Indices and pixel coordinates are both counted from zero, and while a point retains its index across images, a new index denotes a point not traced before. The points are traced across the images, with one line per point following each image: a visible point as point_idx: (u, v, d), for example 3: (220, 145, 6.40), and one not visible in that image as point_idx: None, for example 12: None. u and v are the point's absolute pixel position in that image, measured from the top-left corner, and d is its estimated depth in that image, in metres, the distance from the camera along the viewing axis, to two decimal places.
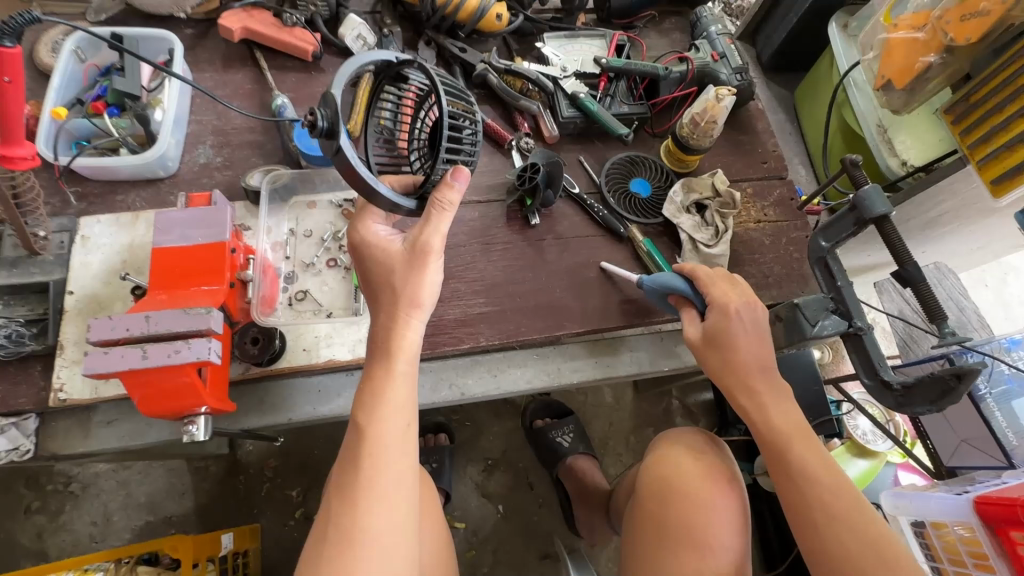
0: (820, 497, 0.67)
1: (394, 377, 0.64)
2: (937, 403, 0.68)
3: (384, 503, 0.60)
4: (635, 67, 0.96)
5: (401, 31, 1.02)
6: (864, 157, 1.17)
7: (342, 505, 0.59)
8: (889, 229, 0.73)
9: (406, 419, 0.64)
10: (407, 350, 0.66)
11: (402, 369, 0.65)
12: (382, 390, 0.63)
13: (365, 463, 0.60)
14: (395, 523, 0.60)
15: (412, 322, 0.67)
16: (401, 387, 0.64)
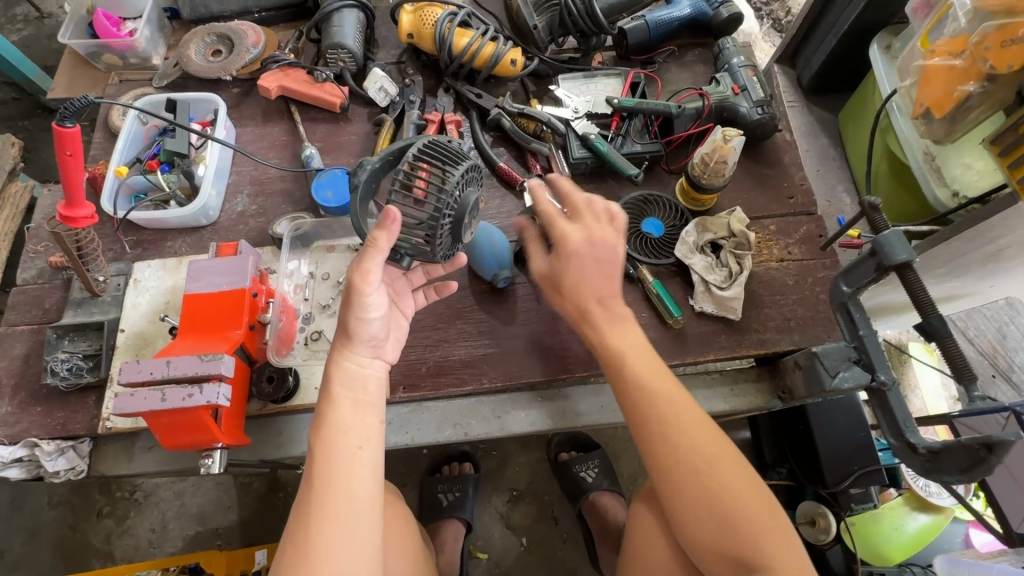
0: (719, 524, 0.66)
1: (336, 402, 0.69)
2: (967, 473, 0.61)
3: (337, 523, 0.64)
4: (647, 105, 0.95)
5: (422, 79, 1.07)
6: (913, 187, 1.09)
7: (298, 525, 0.64)
8: (912, 277, 0.67)
9: (354, 442, 0.68)
10: (348, 376, 0.70)
11: (346, 395, 0.69)
12: (327, 415, 0.68)
13: (315, 483, 0.65)
14: (347, 539, 0.64)
15: (355, 352, 0.71)
16: (343, 411, 0.68)
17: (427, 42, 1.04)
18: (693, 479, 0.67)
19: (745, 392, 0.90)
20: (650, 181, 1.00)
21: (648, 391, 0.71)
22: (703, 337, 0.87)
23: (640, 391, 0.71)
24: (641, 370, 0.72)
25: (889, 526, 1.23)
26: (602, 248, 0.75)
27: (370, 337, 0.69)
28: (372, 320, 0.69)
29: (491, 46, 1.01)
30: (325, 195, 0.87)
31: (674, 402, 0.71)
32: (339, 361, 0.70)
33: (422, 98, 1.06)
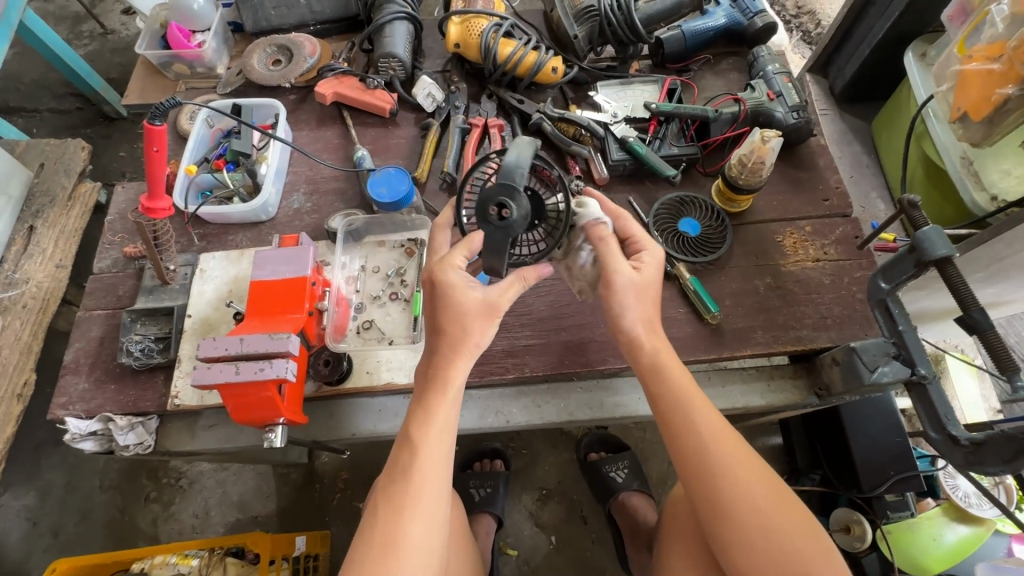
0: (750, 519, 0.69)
1: (442, 404, 0.72)
2: (1011, 463, 0.62)
3: (424, 514, 0.68)
4: (685, 110, 0.99)
5: (467, 86, 1.13)
6: (951, 192, 1.09)
7: (388, 512, 0.68)
8: (952, 272, 0.69)
9: (450, 440, 0.72)
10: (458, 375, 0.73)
11: (452, 396, 0.73)
12: (429, 413, 0.72)
13: (414, 477, 0.69)
14: (434, 530, 0.69)
15: (464, 360, 0.74)
16: (449, 411, 0.72)
17: (473, 51, 1.10)
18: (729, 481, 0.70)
19: (781, 388, 0.91)
20: (687, 183, 1.03)
21: (696, 419, 0.73)
22: (740, 334, 0.89)
23: (692, 432, 0.73)
24: (693, 402, 0.74)
25: (926, 534, 1.19)
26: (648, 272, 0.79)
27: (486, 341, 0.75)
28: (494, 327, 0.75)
29: (534, 55, 1.07)
30: (379, 192, 0.92)
31: (708, 419, 0.74)
32: (449, 369, 0.73)
33: (467, 105, 1.12)
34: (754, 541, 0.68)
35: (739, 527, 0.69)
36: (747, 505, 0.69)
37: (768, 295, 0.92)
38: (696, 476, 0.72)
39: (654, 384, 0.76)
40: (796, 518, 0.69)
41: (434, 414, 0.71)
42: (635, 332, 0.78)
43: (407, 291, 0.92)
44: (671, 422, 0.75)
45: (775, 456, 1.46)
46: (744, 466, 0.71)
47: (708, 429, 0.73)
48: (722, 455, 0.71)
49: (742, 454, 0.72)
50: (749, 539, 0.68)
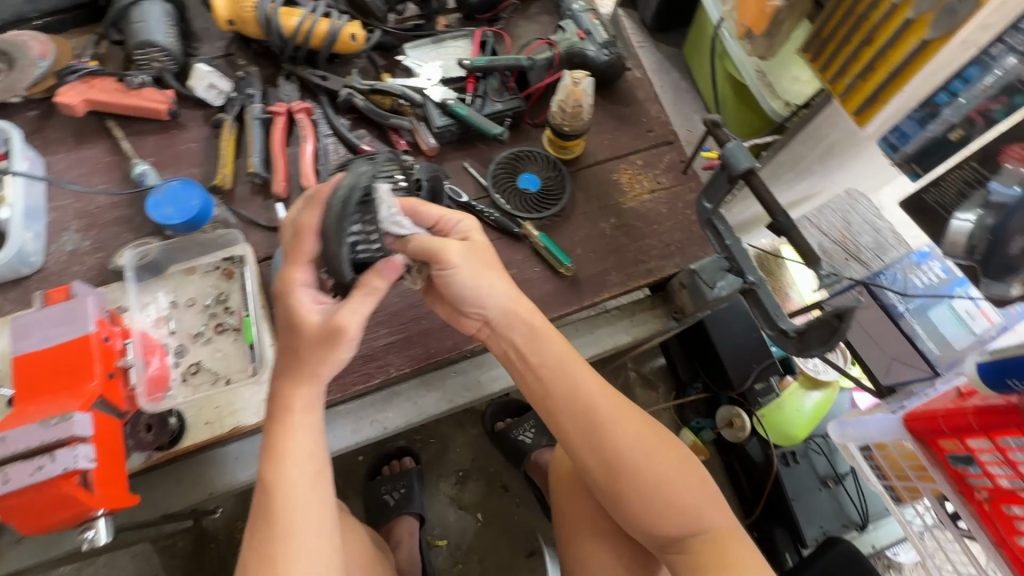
0: (651, 478, 0.71)
1: (293, 435, 0.64)
2: (828, 343, 0.69)
3: (302, 555, 0.60)
4: (499, 62, 0.94)
5: (258, 69, 0.98)
6: (752, 105, 1.19)
7: (260, 568, 0.59)
8: (756, 182, 0.73)
9: (314, 465, 0.64)
10: (304, 402, 0.65)
11: (300, 422, 0.65)
12: (280, 446, 0.63)
13: (281, 519, 0.61)
14: (319, 565, 0.61)
15: (307, 387, 0.65)
16: (300, 438, 0.64)
17: (252, 27, 0.95)
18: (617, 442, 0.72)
19: (642, 322, 0.94)
20: (520, 137, 0.99)
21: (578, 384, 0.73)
22: (595, 280, 0.90)
23: (576, 399, 0.73)
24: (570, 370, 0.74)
25: (791, 410, 1.35)
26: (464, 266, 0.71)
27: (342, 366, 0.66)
28: (343, 360, 0.65)
29: (326, 22, 0.94)
30: (166, 213, 0.76)
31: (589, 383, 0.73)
32: (292, 392, 0.65)
33: (264, 90, 0.97)
34: (650, 489, 0.71)
35: (637, 481, 0.71)
36: (639, 453, 0.71)
37: (615, 236, 0.93)
38: (589, 439, 0.72)
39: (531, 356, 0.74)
40: (674, 455, 0.73)
41: (283, 450, 0.63)
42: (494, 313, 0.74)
43: (234, 318, 0.80)
44: (555, 393, 0.74)
45: (663, 376, 1.56)
46: (625, 421, 0.73)
47: (591, 390, 0.73)
48: (609, 414, 0.73)
49: (617, 401, 0.74)
50: (645, 490, 0.71)
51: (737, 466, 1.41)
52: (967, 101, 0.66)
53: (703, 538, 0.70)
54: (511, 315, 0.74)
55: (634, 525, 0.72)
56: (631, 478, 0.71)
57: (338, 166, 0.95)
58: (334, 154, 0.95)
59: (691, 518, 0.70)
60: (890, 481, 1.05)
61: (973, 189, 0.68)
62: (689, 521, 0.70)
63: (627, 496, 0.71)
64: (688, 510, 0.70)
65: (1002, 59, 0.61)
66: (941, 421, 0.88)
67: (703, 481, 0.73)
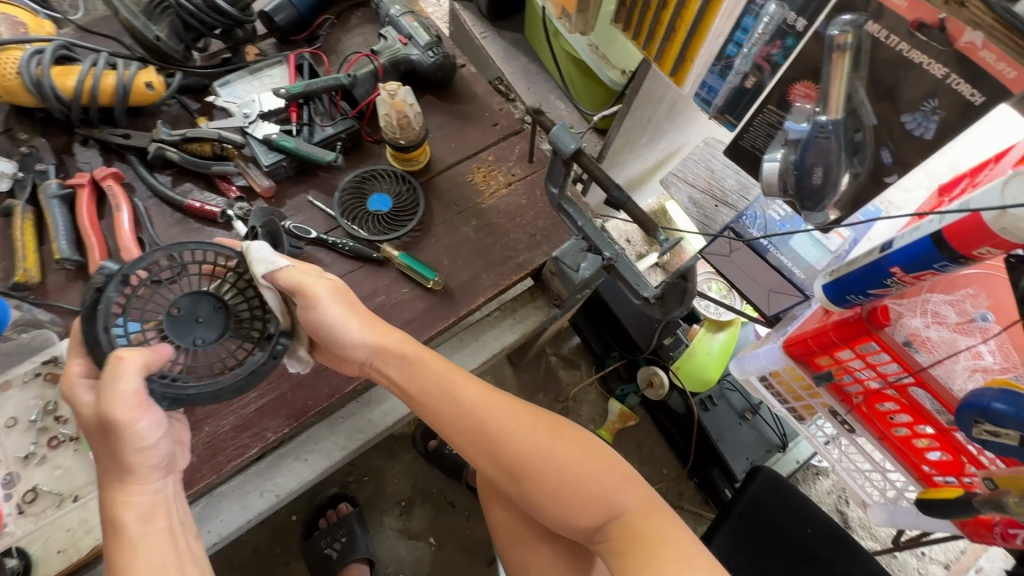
0: (554, 471, 0.69)
1: (137, 556, 0.56)
2: (684, 303, 0.72)
3: None
4: (317, 85, 0.89)
5: (47, 140, 0.87)
6: (594, 78, 1.21)
7: None
8: (587, 161, 0.74)
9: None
10: (137, 512, 0.58)
11: (137, 537, 0.57)
12: (128, 573, 0.55)
13: None
14: None
15: (134, 492, 0.59)
16: (147, 551, 0.57)
17: (24, 95, 0.84)
18: (513, 444, 0.70)
19: (528, 315, 0.93)
20: (362, 157, 0.94)
21: (462, 397, 0.71)
22: (468, 287, 0.88)
23: (465, 416, 0.71)
24: (451, 385, 0.71)
25: (702, 353, 1.41)
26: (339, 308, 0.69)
27: (161, 460, 0.60)
28: (158, 445, 0.59)
29: (112, 75, 0.85)
30: None
31: (473, 394, 0.72)
32: (118, 504, 0.58)
33: (59, 162, 0.87)
34: (556, 482, 0.69)
35: (542, 476, 0.69)
36: (537, 454, 0.70)
37: (480, 237, 0.92)
38: (486, 448, 0.71)
39: (410, 382, 0.72)
40: (574, 444, 0.71)
41: (129, 572, 0.55)
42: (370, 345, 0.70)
43: (68, 427, 0.71)
44: (443, 413, 0.72)
45: (582, 353, 1.59)
46: (513, 427, 0.70)
47: (475, 403, 0.71)
48: (498, 418, 0.71)
49: (504, 404, 0.72)
50: (551, 483, 0.69)
51: (665, 420, 1.47)
52: (750, 50, 0.69)
53: (621, 519, 0.68)
54: (389, 342, 0.71)
55: (554, 519, 0.71)
56: (536, 475, 0.69)
57: (166, 229, 0.86)
58: (159, 217, 0.86)
59: (603, 500, 0.68)
60: (792, 404, 1.12)
61: (776, 129, 0.73)
62: (602, 503, 0.68)
63: (539, 494, 0.70)
64: (599, 494, 0.69)
65: (766, 7, 0.65)
66: (810, 343, 0.94)
67: (608, 460, 0.71)
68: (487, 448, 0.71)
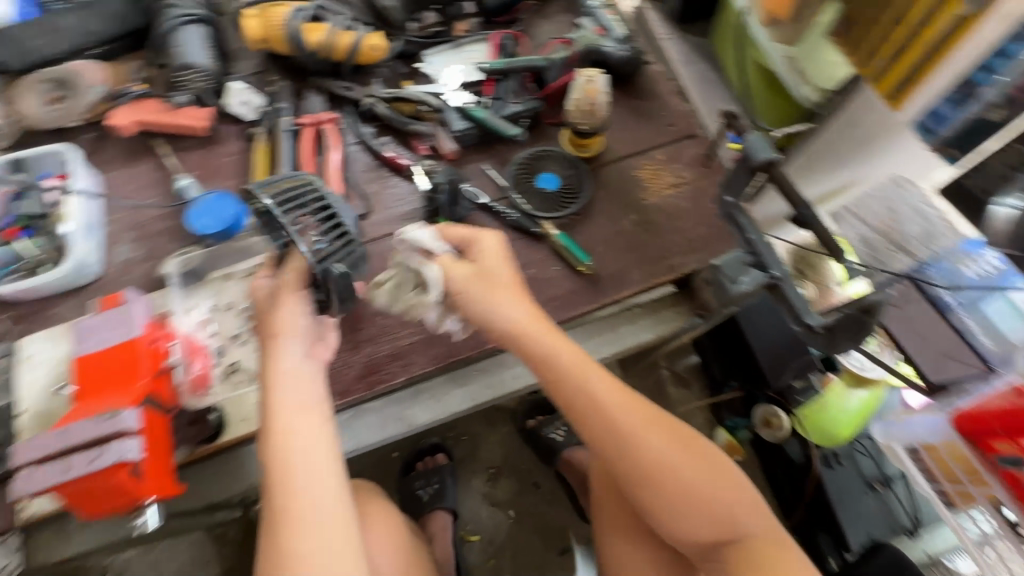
0: (684, 489, 0.69)
1: (280, 406, 0.66)
2: (859, 338, 0.67)
3: (306, 519, 0.61)
4: (516, 64, 0.96)
5: (288, 84, 1.03)
6: (782, 92, 1.14)
7: (269, 541, 0.61)
8: (780, 174, 0.71)
9: (306, 439, 0.65)
10: (289, 373, 0.67)
11: (283, 403, 0.65)
12: (271, 418, 0.65)
13: (285, 488, 0.62)
14: (323, 535, 0.61)
15: (283, 353, 0.68)
16: (285, 414, 0.65)
17: (281, 45, 1.00)
18: (645, 455, 0.69)
19: (667, 318, 0.93)
20: (539, 137, 1.00)
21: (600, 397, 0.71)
22: (616, 278, 0.90)
23: (601, 417, 0.70)
24: (590, 384, 0.71)
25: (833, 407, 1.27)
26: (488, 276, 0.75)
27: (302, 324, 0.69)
28: (301, 313, 0.69)
29: (349, 36, 0.98)
30: (204, 223, 0.86)
31: (612, 397, 0.71)
32: (275, 358, 0.67)
33: (293, 104, 1.02)
34: (683, 500, 0.69)
35: (671, 491, 0.69)
36: (669, 468, 0.70)
37: (636, 233, 0.92)
38: (618, 453, 0.70)
39: (548, 372, 0.72)
40: (702, 463, 0.71)
41: (281, 429, 0.64)
42: (515, 321, 0.72)
43: None
44: (577, 410, 0.71)
45: (697, 374, 1.53)
46: (648, 439, 0.70)
47: (613, 406, 0.71)
48: (633, 426, 0.70)
49: (640, 414, 0.72)
50: (678, 500, 0.69)
51: (775, 465, 1.37)
52: (1005, 80, 0.66)
53: (742, 543, 0.69)
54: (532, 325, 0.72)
55: (672, 534, 0.71)
56: (666, 489, 0.69)
57: (363, 173, 0.98)
58: (360, 162, 0.99)
59: (728, 524, 0.69)
60: (942, 487, 0.98)
61: None
62: (726, 527, 0.69)
63: (664, 509, 0.70)
64: (725, 518, 0.69)
65: None
66: (992, 421, 0.84)
67: (734, 485, 0.72)
68: (618, 453, 0.70)
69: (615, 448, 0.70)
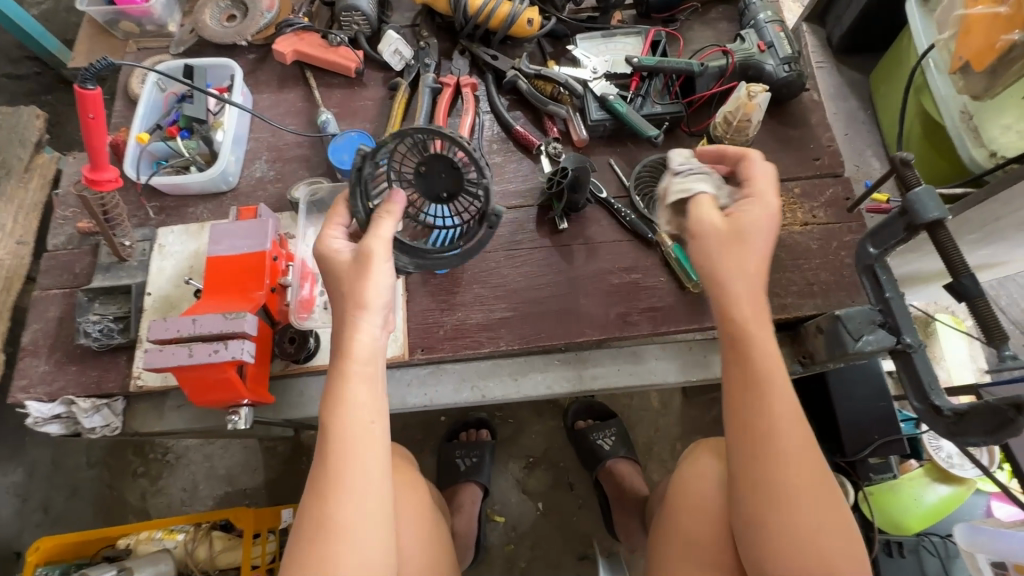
0: (814, 537, 0.60)
1: (347, 376, 0.64)
2: (993, 435, 0.60)
3: (353, 494, 0.60)
4: (668, 64, 0.92)
5: (437, 42, 1.05)
6: (944, 149, 1.04)
7: (312, 501, 0.60)
8: (942, 236, 0.65)
9: (372, 416, 0.64)
10: (366, 350, 0.65)
11: (357, 372, 0.64)
12: (337, 386, 0.63)
13: (334, 458, 0.61)
14: (365, 508, 0.60)
15: (364, 323, 0.65)
16: (358, 386, 0.64)
17: (440, 2, 1.00)
18: (796, 479, 0.60)
19: None
20: (672, 144, 0.97)
21: (775, 398, 0.62)
22: None
23: (767, 419, 0.61)
24: (769, 380, 0.62)
25: (909, 496, 1.21)
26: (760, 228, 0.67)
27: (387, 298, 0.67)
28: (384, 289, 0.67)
29: (508, 6, 0.98)
30: (343, 159, 0.89)
31: (787, 404, 0.62)
32: (350, 327, 0.65)
33: (438, 62, 1.04)
34: (805, 550, 0.59)
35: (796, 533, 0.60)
36: (810, 509, 0.60)
37: None
38: (766, 465, 0.61)
39: (731, 351, 0.64)
40: (845, 532, 0.61)
41: (342, 398, 0.63)
42: (734, 285, 0.65)
43: None
44: (741, 401, 0.63)
45: None
46: (806, 465, 0.61)
47: (784, 415, 0.61)
48: (795, 446, 0.61)
49: (806, 439, 0.62)
50: (801, 547, 0.59)
51: None
52: None
53: None
54: (744, 292, 0.65)
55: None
56: (795, 527, 0.60)
57: (490, 142, 0.99)
58: (489, 131, 0.99)
59: None
60: None
61: None
62: None
63: (779, 547, 0.60)
64: None
65: None
66: None
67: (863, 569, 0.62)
68: (767, 464, 0.61)
69: (768, 456, 0.61)
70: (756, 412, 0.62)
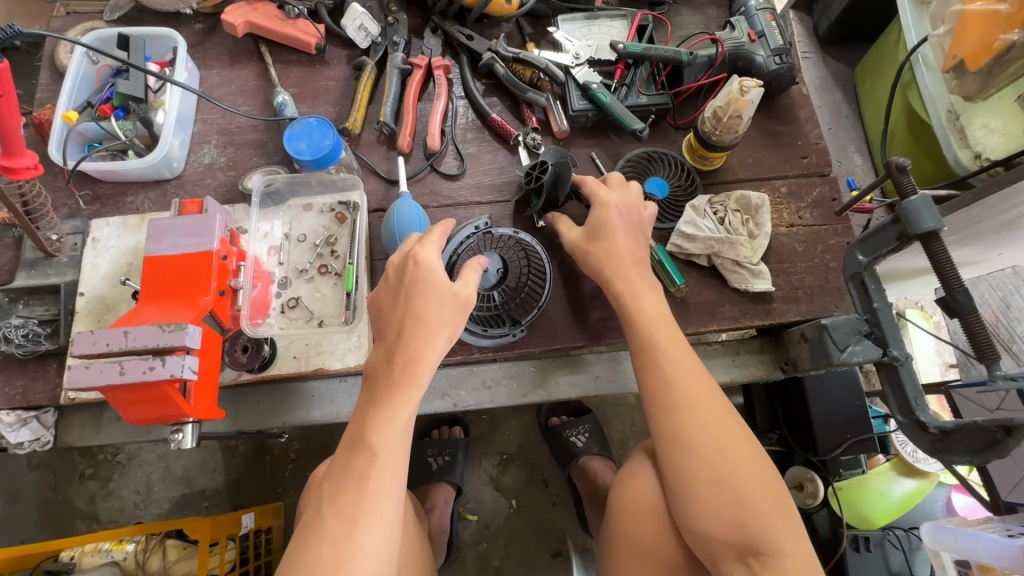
0: (734, 481, 0.63)
1: (399, 401, 0.63)
2: (979, 455, 0.59)
3: (381, 522, 0.59)
4: (655, 52, 0.87)
5: (407, 17, 0.96)
6: (929, 148, 1.02)
7: (339, 524, 0.58)
8: (938, 247, 0.62)
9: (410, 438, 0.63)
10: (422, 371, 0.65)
11: (413, 395, 0.64)
12: (386, 407, 0.63)
13: (370, 485, 0.59)
14: (385, 537, 0.59)
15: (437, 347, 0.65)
16: (407, 410, 0.63)
17: None
18: (700, 426, 0.66)
19: (747, 363, 0.89)
20: (657, 138, 0.92)
21: (666, 355, 0.70)
22: (706, 308, 0.83)
23: (664, 373, 0.69)
24: (664, 340, 0.71)
25: (875, 491, 1.23)
26: (625, 214, 0.77)
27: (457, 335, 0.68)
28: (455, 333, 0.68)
29: None
30: (299, 148, 0.79)
31: (680, 361, 0.69)
32: (422, 351, 0.65)
33: (408, 40, 0.95)
34: (722, 494, 0.62)
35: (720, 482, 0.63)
36: (722, 455, 0.64)
37: None
38: (667, 417, 0.67)
39: (643, 321, 0.72)
40: (763, 478, 0.64)
41: (390, 417, 0.62)
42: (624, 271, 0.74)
43: (338, 263, 0.81)
44: (645, 364, 0.71)
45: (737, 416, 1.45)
46: (706, 414, 0.66)
47: (678, 368, 0.69)
48: (692, 396, 0.68)
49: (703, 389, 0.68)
50: (719, 491, 0.63)
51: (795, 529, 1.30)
52: None
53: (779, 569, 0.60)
54: (631, 270, 0.75)
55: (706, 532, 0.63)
56: (712, 473, 0.63)
57: (463, 131, 0.92)
58: (463, 118, 0.92)
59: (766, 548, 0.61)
60: None
61: None
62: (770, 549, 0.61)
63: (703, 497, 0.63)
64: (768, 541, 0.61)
65: None
66: None
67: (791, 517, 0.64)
68: (671, 416, 0.67)
69: (671, 407, 0.67)
70: (660, 371, 0.69)
